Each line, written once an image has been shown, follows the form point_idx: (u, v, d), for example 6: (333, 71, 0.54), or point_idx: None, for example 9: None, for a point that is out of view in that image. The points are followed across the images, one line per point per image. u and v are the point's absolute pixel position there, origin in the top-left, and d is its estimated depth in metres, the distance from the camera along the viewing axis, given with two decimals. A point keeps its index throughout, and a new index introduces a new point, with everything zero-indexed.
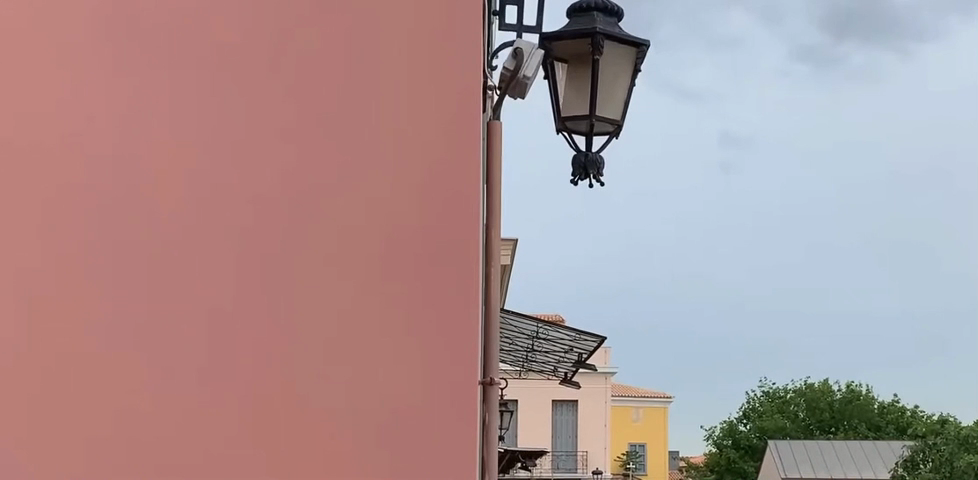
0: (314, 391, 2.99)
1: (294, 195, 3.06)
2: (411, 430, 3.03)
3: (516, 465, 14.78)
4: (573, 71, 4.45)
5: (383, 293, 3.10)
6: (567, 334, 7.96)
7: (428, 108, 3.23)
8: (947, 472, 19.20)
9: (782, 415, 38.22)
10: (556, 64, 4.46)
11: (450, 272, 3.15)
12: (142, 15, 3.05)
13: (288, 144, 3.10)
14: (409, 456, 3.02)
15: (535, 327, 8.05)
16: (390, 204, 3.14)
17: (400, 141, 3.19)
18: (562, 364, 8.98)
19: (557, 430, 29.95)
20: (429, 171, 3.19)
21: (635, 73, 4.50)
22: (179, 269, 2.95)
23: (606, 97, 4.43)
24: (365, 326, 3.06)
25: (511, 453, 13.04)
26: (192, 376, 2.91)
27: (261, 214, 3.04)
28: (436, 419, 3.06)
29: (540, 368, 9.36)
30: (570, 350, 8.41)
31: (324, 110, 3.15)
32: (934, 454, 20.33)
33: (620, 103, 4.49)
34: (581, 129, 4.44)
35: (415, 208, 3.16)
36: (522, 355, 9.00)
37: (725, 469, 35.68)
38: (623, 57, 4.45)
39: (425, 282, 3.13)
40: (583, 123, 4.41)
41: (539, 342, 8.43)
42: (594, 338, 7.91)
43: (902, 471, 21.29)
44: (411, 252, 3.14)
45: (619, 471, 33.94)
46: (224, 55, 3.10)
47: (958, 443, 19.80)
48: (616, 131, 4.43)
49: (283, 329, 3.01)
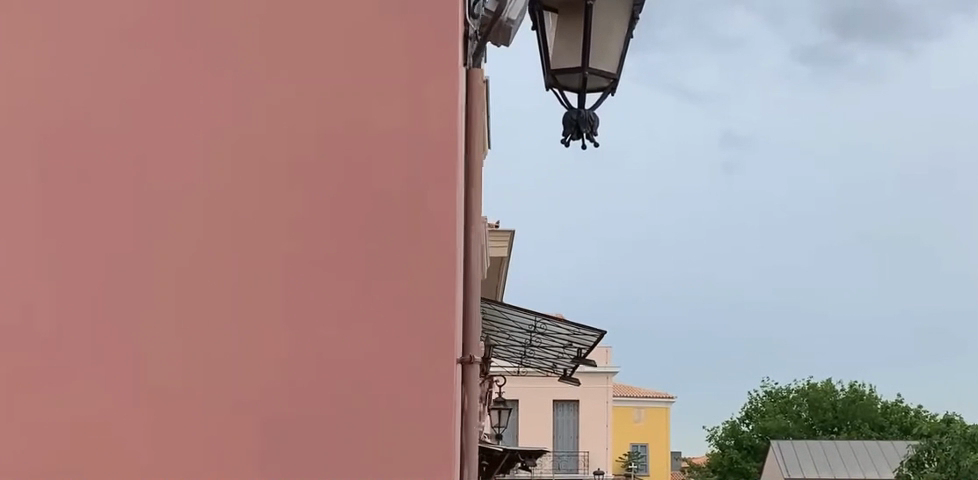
0: (284, 379, 3.12)
1: (289, 195, 3.22)
2: (375, 416, 3.11)
3: (515, 465, 14.51)
4: (564, 20, 3.96)
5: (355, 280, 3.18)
6: (566, 328, 7.73)
7: (401, 102, 3.28)
8: (952, 471, 18.95)
9: (785, 415, 37.97)
10: (546, 14, 3.98)
11: (419, 257, 3.20)
12: (123, 36, 3.29)
13: (262, 148, 3.25)
14: (375, 439, 3.10)
15: (532, 321, 7.82)
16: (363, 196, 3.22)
17: (371, 135, 3.26)
18: (561, 359, 8.75)
19: (557, 430, 29.77)
20: (412, 163, 3.25)
21: (632, 24, 4.00)
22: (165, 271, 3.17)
23: (601, 53, 3.94)
24: (336, 314, 3.16)
25: (510, 453, 12.79)
26: (175, 367, 3.12)
27: (239, 219, 3.21)
28: (401, 400, 3.12)
29: (538, 363, 9.12)
30: (568, 345, 8.17)
31: (295, 108, 3.28)
32: (939, 453, 20.11)
33: (616, 57, 3.97)
34: (573, 84, 3.91)
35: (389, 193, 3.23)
36: (519, 352, 8.77)
37: (728, 469, 35.42)
38: (620, 5, 3.96)
39: (395, 268, 3.19)
40: (576, 76, 3.89)
41: (536, 337, 8.19)
42: (593, 332, 7.69)
43: (906, 471, 21.10)
44: (383, 239, 3.21)
45: (620, 472, 33.66)
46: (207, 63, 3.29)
47: (964, 442, 19.54)
48: (612, 86, 3.90)
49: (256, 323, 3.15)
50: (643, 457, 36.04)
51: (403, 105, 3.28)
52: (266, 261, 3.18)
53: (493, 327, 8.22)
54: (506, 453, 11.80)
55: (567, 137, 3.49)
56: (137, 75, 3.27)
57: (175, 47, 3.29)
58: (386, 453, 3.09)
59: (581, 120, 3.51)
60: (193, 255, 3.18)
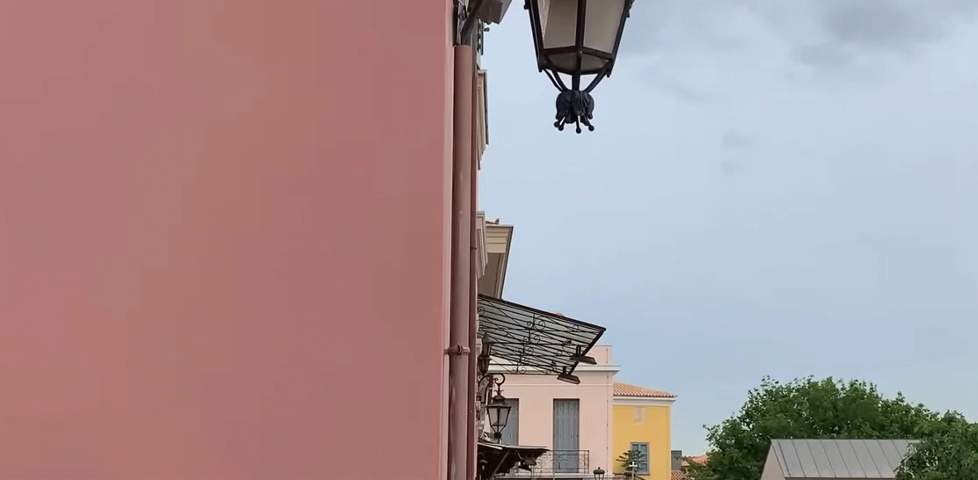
0: (271, 373, 3.06)
1: (277, 186, 3.16)
2: (361, 410, 3.06)
3: (513, 464, 14.39)
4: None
5: (340, 272, 3.13)
6: (564, 325, 7.64)
7: (386, 91, 3.23)
8: (953, 470, 18.85)
9: (786, 414, 37.88)
10: None
11: (404, 248, 3.16)
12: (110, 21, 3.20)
13: (252, 138, 3.19)
14: (362, 434, 3.05)
15: (531, 318, 7.73)
16: (350, 188, 3.18)
17: (356, 125, 3.21)
18: (560, 357, 8.67)
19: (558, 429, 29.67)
20: (398, 153, 3.21)
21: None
22: (154, 262, 3.09)
23: (596, 31, 3.78)
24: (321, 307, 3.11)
25: (507, 451, 12.69)
26: (164, 361, 3.05)
27: (229, 210, 3.14)
28: (387, 395, 3.08)
29: (536, 361, 9.03)
30: (566, 343, 8.09)
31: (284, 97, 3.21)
32: (940, 451, 20.01)
33: (611, 36, 3.80)
34: (567, 65, 3.75)
35: (375, 184, 3.18)
36: (517, 349, 8.68)
37: (729, 469, 35.31)
38: None
39: (381, 260, 3.14)
40: (570, 58, 3.73)
41: (534, 334, 8.10)
42: (591, 329, 7.60)
43: (908, 470, 21.00)
44: (368, 231, 3.16)
45: (620, 471, 33.53)
46: (196, 51, 3.21)
47: (966, 441, 19.44)
48: (607, 68, 3.75)
49: (244, 315, 3.09)
50: (643, 456, 35.92)
51: (388, 94, 3.23)
52: (252, 253, 3.13)
53: (490, 324, 8.13)
54: (506, 451, 11.71)
55: (560, 120, 3.41)
56: (124, 60, 3.18)
57: (164, 33, 3.21)
58: (372, 449, 3.05)
59: (576, 103, 3.42)
60: (181, 247, 3.11)
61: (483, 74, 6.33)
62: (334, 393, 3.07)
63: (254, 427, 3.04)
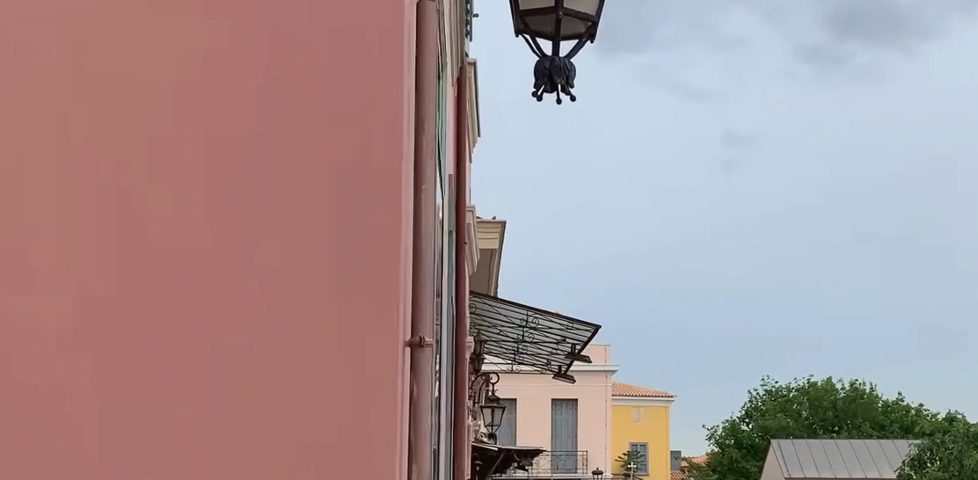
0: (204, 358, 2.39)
1: (214, 125, 2.49)
2: (310, 406, 2.37)
3: (513, 465, 14.20)
4: None
5: (282, 231, 2.45)
6: (559, 323, 7.45)
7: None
8: (956, 471, 18.60)
9: (785, 414, 37.68)
10: None
11: (361, 197, 2.44)
12: None
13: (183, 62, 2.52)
14: (307, 435, 2.36)
15: (524, 315, 7.52)
16: (295, 125, 2.49)
17: (301, 49, 2.53)
18: (555, 356, 8.48)
19: (556, 429, 29.41)
20: (351, 78, 2.51)
21: None
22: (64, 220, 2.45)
23: None
24: (262, 273, 2.43)
25: (506, 452, 12.53)
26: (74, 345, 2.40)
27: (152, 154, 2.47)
28: (340, 388, 2.37)
29: (532, 360, 8.85)
30: (560, 341, 7.91)
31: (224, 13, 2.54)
32: (943, 451, 19.76)
33: None
34: (547, 30, 3.52)
35: (323, 119, 2.49)
36: (512, 347, 8.48)
37: (729, 469, 35.09)
38: None
39: (331, 217, 2.45)
40: (549, 21, 3.50)
41: (528, 332, 7.91)
42: (587, 327, 7.41)
43: (909, 470, 20.73)
44: (317, 181, 2.46)
45: (620, 471, 33.27)
46: None
47: (969, 440, 19.16)
48: (589, 32, 3.51)
49: (166, 288, 2.42)
50: (642, 456, 35.71)
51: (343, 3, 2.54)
52: (177, 209, 2.45)
53: (484, 322, 7.94)
54: (505, 452, 11.54)
55: (537, 91, 3.29)
56: None
57: None
58: (316, 452, 2.34)
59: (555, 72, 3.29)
60: (93, 200, 2.46)
61: (472, 64, 6.15)
62: (273, 388, 2.38)
63: (181, 427, 2.37)
